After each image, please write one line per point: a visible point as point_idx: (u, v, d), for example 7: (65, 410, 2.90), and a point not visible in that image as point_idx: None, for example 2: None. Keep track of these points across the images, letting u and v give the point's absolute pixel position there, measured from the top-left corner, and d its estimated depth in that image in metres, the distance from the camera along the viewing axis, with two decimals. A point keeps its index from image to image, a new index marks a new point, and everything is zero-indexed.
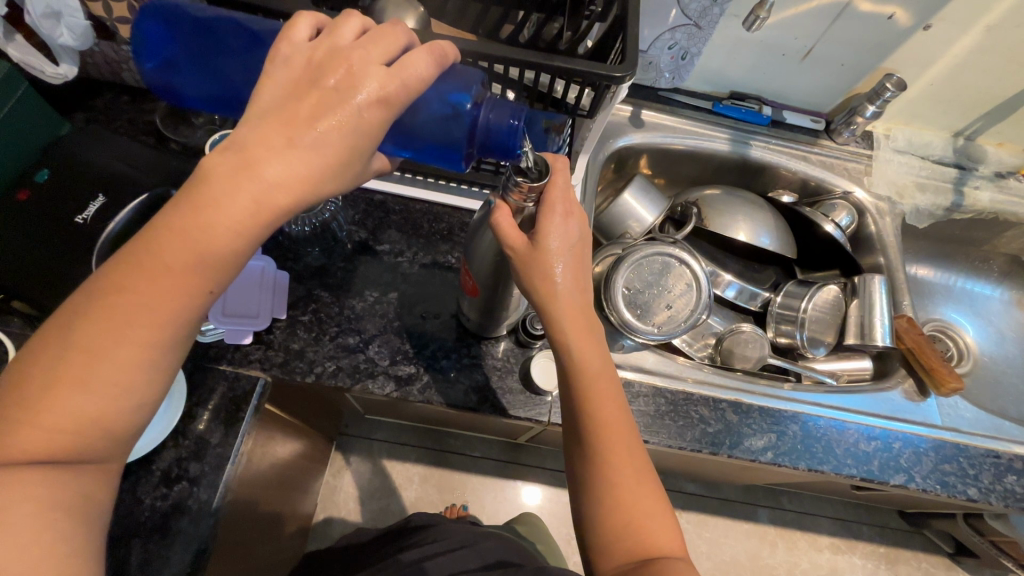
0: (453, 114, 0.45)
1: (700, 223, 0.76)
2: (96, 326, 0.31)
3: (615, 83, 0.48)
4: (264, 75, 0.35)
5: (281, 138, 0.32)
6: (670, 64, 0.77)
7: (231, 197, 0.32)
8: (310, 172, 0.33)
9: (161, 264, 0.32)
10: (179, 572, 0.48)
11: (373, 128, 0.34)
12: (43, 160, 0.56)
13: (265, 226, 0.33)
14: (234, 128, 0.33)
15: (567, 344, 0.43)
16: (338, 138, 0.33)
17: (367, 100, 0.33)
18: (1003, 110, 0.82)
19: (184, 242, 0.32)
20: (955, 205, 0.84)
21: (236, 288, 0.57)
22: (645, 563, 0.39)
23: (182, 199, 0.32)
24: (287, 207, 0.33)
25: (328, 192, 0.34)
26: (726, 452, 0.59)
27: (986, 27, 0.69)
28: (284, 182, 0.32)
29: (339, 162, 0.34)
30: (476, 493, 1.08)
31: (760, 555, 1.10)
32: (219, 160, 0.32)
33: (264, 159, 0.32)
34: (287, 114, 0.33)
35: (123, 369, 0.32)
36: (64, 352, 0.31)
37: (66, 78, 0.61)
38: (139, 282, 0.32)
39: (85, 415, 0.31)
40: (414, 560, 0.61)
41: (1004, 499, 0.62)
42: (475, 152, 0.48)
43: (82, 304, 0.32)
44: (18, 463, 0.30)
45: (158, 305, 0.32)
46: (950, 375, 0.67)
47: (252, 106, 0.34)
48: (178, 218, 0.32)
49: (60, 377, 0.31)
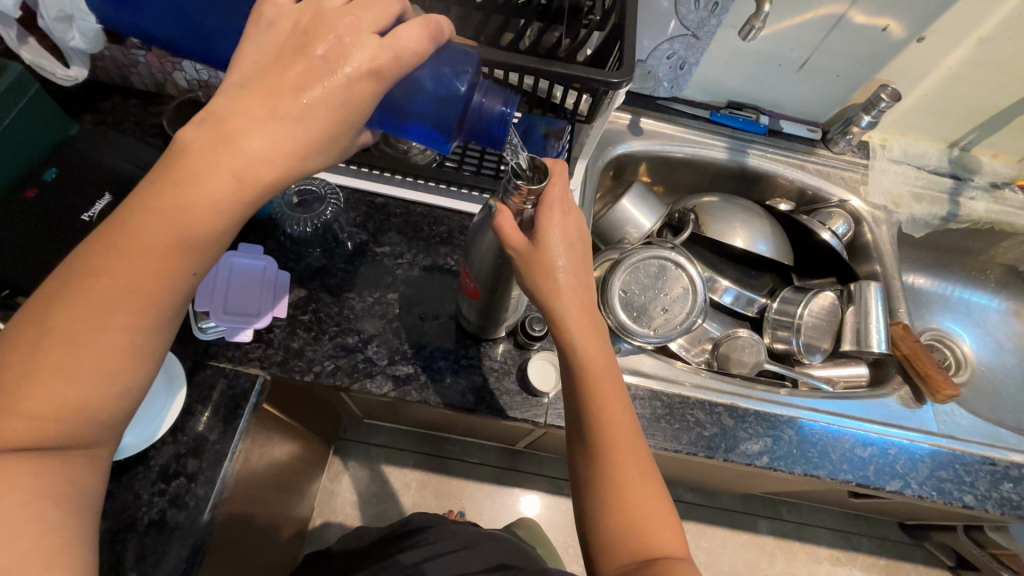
0: (447, 95, 0.46)
1: (697, 230, 0.77)
2: (74, 313, 0.32)
3: (612, 88, 0.49)
4: (252, 46, 0.35)
5: (265, 109, 0.33)
6: (668, 73, 0.79)
7: (212, 174, 0.32)
8: (296, 145, 0.33)
9: (140, 246, 0.32)
10: (175, 567, 0.49)
11: (361, 99, 0.35)
12: (51, 160, 0.58)
13: (247, 203, 0.34)
14: (213, 98, 0.33)
15: (569, 339, 0.43)
16: (324, 111, 0.34)
17: (356, 72, 0.34)
18: (997, 122, 0.83)
19: (164, 223, 0.32)
20: (951, 215, 0.85)
21: (238, 288, 0.59)
22: (648, 564, 0.39)
23: (160, 178, 0.33)
24: (270, 182, 0.34)
25: (313, 167, 0.35)
26: (722, 455, 0.60)
27: (977, 39, 0.71)
28: (268, 156, 0.33)
29: (326, 136, 0.34)
30: (474, 500, 1.08)
31: (758, 566, 1.09)
32: (198, 133, 0.33)
33: (246, 132, 0.32)
34: (272, 83, 0.33)
35: (106, 354, 0.32)
36: (42, 339, 0.32)
37: (77, 79, 0.63)
38: (118, 265, 0.32)
39: (67, 402, 0.32)
40: (411, 561, 0.61)
41: (1000, 507, 0.62)
42: (461, 137, 0.49)
43: (59, 288, 0.32)
44: (7, 448, 0.31)
45: (140, 287, 0.32)
46: (945, 383, 0.67)
47: (236, 74, 0.35)
48: (157, 199, 0.32)
49: (39, 365, 0.31)
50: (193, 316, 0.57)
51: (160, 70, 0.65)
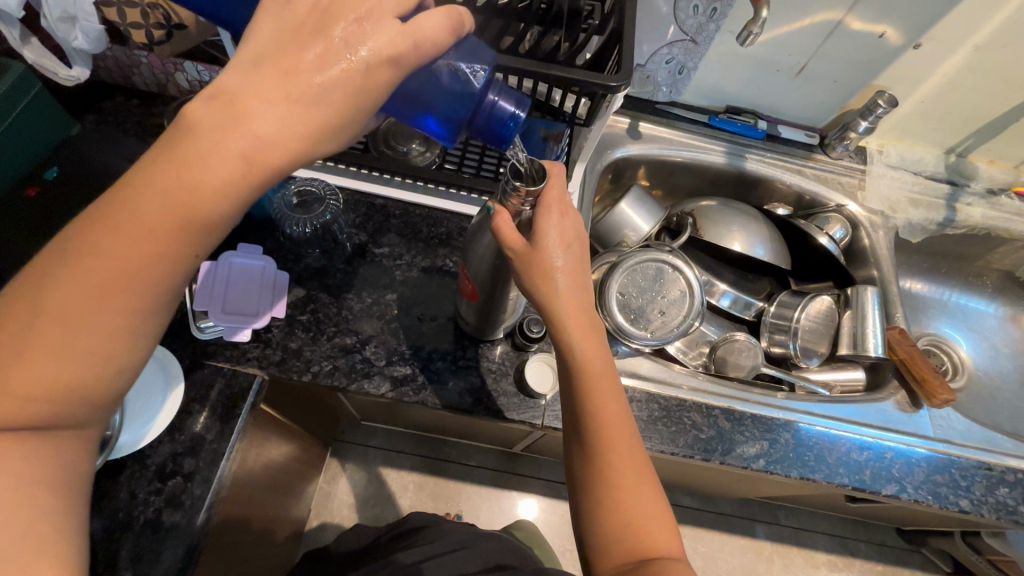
0: (462, 90, 0.46)
1: (695, 233, 0.77)
2: (69, 293, 0.31)
3: (610, 92, 0.50)
4: (262, 25, 0.34)
5: (278, 90, 0.32)
6: (667, 77, 0.80)
7: (219, 153, 0.31)
8: (306, 130, 0.32)
9: (141, 225, 0.31)
10: (170, 567, 0.48)
11: (376, 87, 0.34)
12: (53, 159, 0.59)
13: (255, 185, 0.33)
14: (223, 75, 0.32)
15: (567, 342, 0.44)
16: (339, 97, 0.33)
17: (374, 57, 0.33)
18: (992, 129, 0.84)
19: (167, 202, 0.31)
20: (947, 221, 0.86)
21: (238, 290, 0.60)
22: (644, 563, 0.39)
23: (164, 154, 0.31)
24: (279, 166, 0.33)
25: (322, 153, 0.35)
26: (719, 458, 0.60)
27: (974, 46, 0.71)
28: (277, 137, 0.32)
29: (339, 121, 0.34)
30: (471, 503, 1.08)
31: (756, 570, 1.09)
32: (205, 110, 0.31)
33: (255, 111, 0.31)
34: (288, 62, 0.32)
35: (99, 336, 0.32)
36: (34, 318, 0.31)
37: (80, 79, 0.64)
38: (117, 244, 0.31)
39: (59, 384, 0.32)
40: (410, 561, 0.61)
41: (996, 512, 0.62)
42: (466, 134, 0.49)
43: (54, 265, 0.31)
44: (6, 431, 0.31)
45: (138, 269, 0.32)
46: (941, 387, 0.68)
47: (247, 50, 0.33)
48: (159, 176, 0.31)
49: (33, 345, 0.31)
50: (192, 316, 0.58)
51: (162, 71, 0.66)
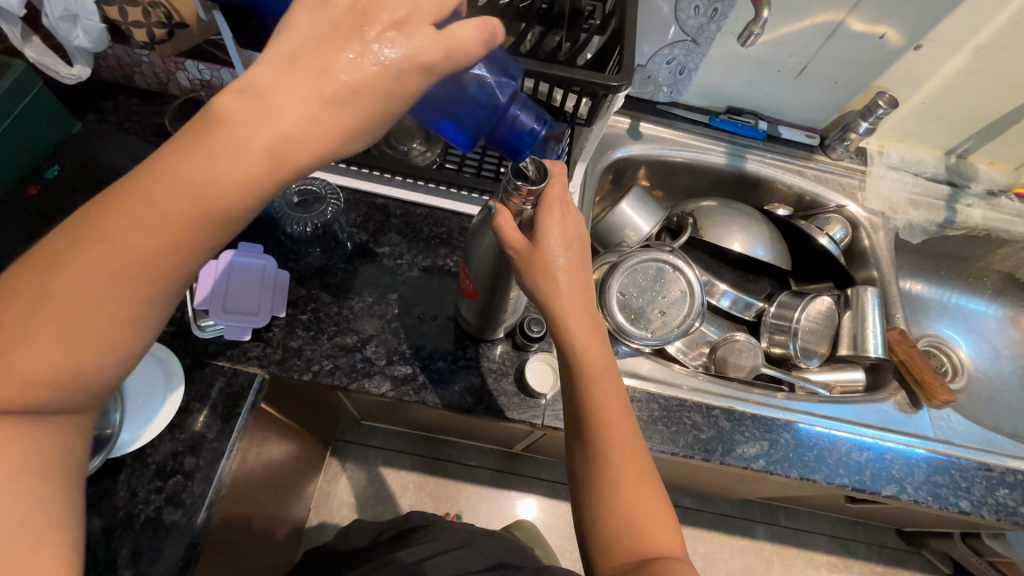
0: (484, 100, 0.47)
1: (695, 233, 0.77)
2: (78, 280, 0.30)
3: (610, 92, 0.50)
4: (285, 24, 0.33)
5: (308, 89, 0.31)
6: (668, 78, 0.80)
7: (244, 148, 0.30)
8: (332, 132, 0.32)
9: (159, 216, 0.30)
10: (170, 566, 0.48)
11: (407, 92, 0.33)
12: (55, 158, 0.59)
13: (275, 181, 0.32)
14: (253, 69, 0.31)
15: (569, 340, 0.44)
16: (368, 98, 0.32)
17: (407, 62, 0.32)
18: (992, 130, 0.84)
19: (186, 193, 0.30)
20: (947, 222, 0.86)
21: (239, 288, 0.60)
22: (646, 563, 0.39)
23: (187, 144, 0.31)
24: (304, 165, 0.32)
25: (347, 153, 0.34)
26: (719, 458, 0.60)
27: (974, 47, 0.71)
28: (304, 136, 0.31)
29: (367, 122, 0.33)
30: (471, 503, 1.07)
31: (755, 571, 1.09)
32: (236, 104, 0.31)
33: (284, 109, 0.30)
34: (320, 62, 0.31)
35: (107, 325, 0.31)
36: (40, 304, 0.30)
37: (80, 78, 0.64)
38: (132, 232, 0.30)
39: (62, 372, 0.31)
40: (410, 560, 0.61)
41: (996, 513, 0.62)
42: (482, 141, 0.50)
43: (65, 249, 0.30)
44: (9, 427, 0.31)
45: (152, 260, 0.31)
46: (941, 388, 0.67)
47: (281, 46, 0.32)
48: (181, 166, 0.30)
49: (38, 330, 0.30)
50: (192, 314, 0.58)
51: (163, 69, 0.66)
